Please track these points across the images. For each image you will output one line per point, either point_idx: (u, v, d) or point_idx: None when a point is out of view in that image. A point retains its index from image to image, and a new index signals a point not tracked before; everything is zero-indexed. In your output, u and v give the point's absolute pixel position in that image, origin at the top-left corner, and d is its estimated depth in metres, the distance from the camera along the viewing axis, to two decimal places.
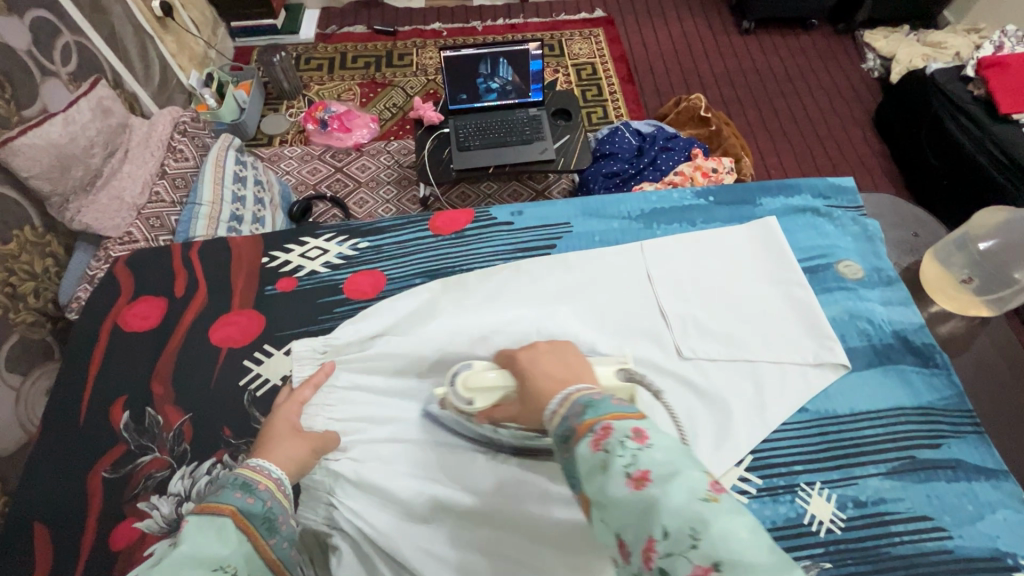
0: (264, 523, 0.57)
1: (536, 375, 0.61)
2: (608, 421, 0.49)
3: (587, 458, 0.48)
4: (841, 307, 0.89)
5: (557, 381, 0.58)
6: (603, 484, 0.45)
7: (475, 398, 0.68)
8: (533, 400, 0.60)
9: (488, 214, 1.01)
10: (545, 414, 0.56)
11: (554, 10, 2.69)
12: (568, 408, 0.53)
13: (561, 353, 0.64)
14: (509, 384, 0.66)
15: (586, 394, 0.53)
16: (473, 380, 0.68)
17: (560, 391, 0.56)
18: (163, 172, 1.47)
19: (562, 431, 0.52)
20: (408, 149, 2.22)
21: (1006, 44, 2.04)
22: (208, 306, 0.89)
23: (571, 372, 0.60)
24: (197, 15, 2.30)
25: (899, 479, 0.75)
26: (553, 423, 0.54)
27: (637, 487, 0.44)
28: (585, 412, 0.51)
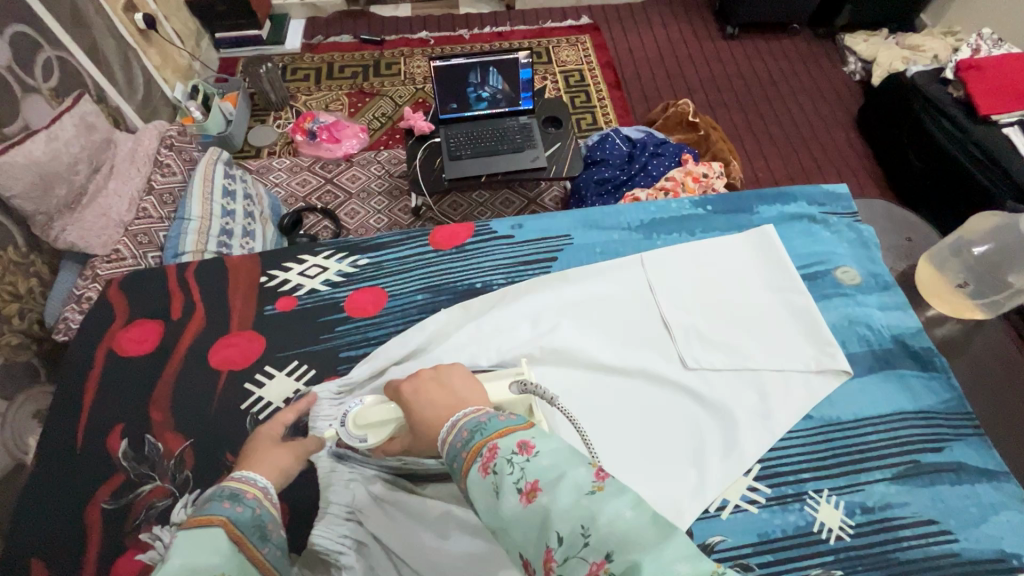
0: (256, 530, 0.56)
1: (419, 403, 0.60)
2: (494, 440, 0.49)
3: (478, 484, 0.48)
4: (840, 313, 0.90)
5: (445, 410, 0.58)
6: (498, 505, 0.46)
7: (368, 434, 0.73)
8: (420, 433, 0.60)
9: (488, 227, 1.00)
10: (437, 444, 0.55)
11: (540, 17, 2.71)
12: (455, 435, 0.53)
13: (445, 376, 0.62)
14: (400, 415, 0.72)
15: (472, 417, 0.53)
16: (363, 418, 0.73)
17: (451, 417, 0.56)
18: (150, 188, 1.45)
19: (452, 460, 0.52)
20: (398, 159, 2.21)
21: (982, 46, 2.09)
22: (206, 328, 0.88)
23: (455, 398, 0.59)
24: (180, 26, 2.27)
25: (904, 483, 0.76)
26: (444, 451, 0.53)
27: (528, 500, 0.44)
28: (471, 437, 0.51)
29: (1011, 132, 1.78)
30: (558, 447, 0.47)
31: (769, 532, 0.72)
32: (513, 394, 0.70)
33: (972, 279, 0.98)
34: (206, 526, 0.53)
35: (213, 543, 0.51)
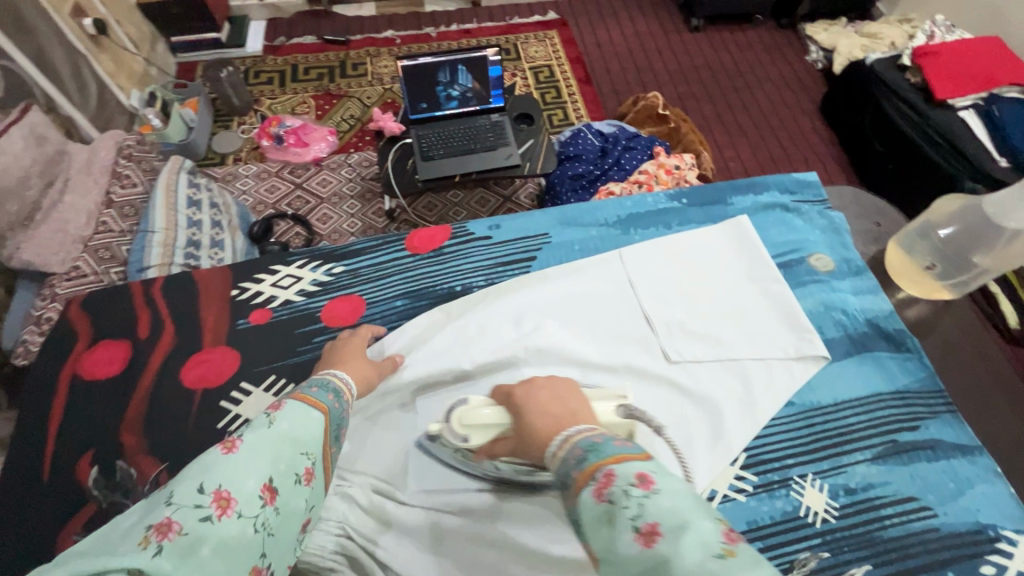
0: (337, 430, 0.62)
1: (529, 410, 0.60)
2: (610, 466, 0.47)
3: (591, 509, 0.46)
4: (816, 299, 0.92)
5: (557, 420, 0.58)
6: (613, 540, 0.43)
7: (472, 436, 0.67)
8: (525, 438, 0.59)
9: (465, 229, 0.99)
10: (547, 454, 0.55)
11: (507, 14, 2.69)
12: (567, 450, 0.52)
13: (556, 389, 0.63)
14: (503, 423, 0.66)
15: (586, 436, 0.52)
16: (469, 419, 0.67)
17: (562, 431, 0.55)
18: (109, 201, 1.38)
19: (563, 477, 0.50)
20: (369, 161, 2.17)
21: (936, 33, 2.16)
22: (176, 346, 0.84)
23: (565, 408, 0.59)
24: (133, 31, 2.19)
25: (884, 463, 0.78)
26: (555, 465, 0.52)
27: (647, 543, 0.41)
28: (585, 457, 0.49)
29: (968, 115, 1.86)
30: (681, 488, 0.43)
31: (758, 520, 0.73)
32: (617, 417, 0.70)
33: (940, 261, 0.99)
34: (307, 407, 0.60)
35: (310, 422, 0.58)
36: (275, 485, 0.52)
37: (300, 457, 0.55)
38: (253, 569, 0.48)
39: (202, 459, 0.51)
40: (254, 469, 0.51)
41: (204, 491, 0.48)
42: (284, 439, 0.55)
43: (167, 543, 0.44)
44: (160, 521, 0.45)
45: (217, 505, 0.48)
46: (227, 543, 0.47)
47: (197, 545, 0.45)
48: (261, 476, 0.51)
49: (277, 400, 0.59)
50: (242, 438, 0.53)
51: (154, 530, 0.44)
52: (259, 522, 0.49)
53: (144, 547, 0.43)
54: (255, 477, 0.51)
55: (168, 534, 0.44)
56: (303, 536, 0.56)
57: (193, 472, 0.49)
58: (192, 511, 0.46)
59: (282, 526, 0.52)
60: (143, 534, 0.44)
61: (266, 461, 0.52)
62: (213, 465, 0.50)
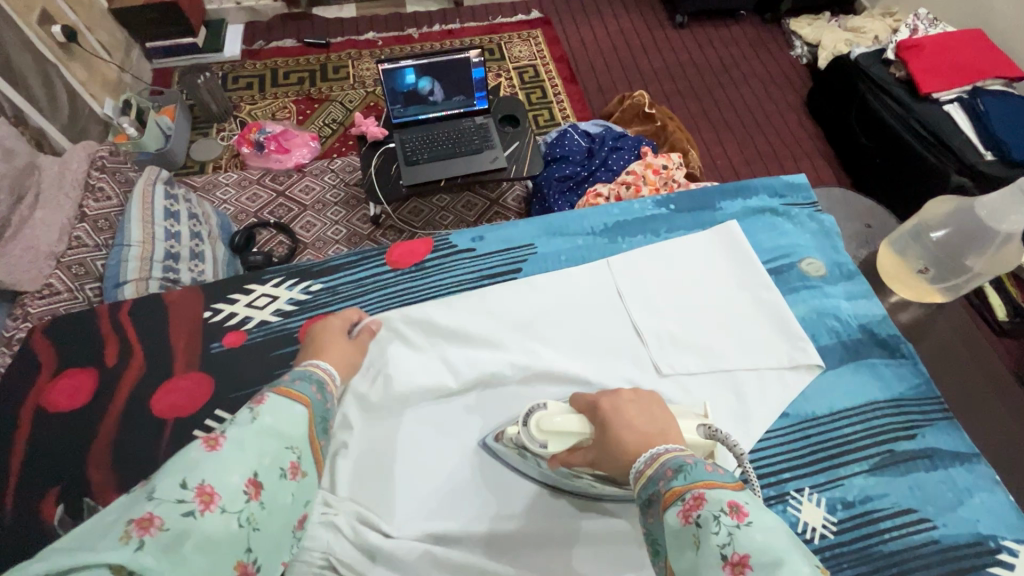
0: (320, 424, 0.62)
1: (619, 424, 0.60)
2: (699, 489, 0.49)
3: (677, 529, 0.48)
4: (808, 306, 0.90)
5: (645, 435, 0.59)
6: (698, 561, 0.45)
7: (549, 441, 0.67)
8: (609, 450, 0.60)
9: (447, 242, 0.96)
10: (632, 472, 0.57)
11: (490, 13, 2.65)
12: (656, 469, 0.54)
13: (644, 404, 0.64)
14: (585, 431, 0.65)
15: (677, 458, 0.54)
16: (547, 423, 0.67)
17: (649, 449, 0.57)
18: (82, 215, 1.34)
19: (650, 494, 0.53)
20: (353, 167, 2.13)
21: (920, 26, 2.16)
22: (145, 374, 0.80)
23: (655, 425, 0.60)
24: (105, 37, 2.13)
25: (882, 474, 0.76)
26: (642, 484, 0.55)
27: (734, 573, 0.43)
28: (675, 477, 0.51)
29: (952, 109, 1.85)
30: (774, 525, 0.44)
31: None
32: (699, 435, 0.65)
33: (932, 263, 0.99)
34: (291, 401, 0.59)
35: (294, 417, 0.58)
36: (260, 481, 0.52)
37: (285, 452, 0.55)
38: (239, 564, 0.48)
39: (183, 455, 0.49)
40: (239, 464, 0.50)
41: (187, 486, 0.46)
42: (267, 433, 0.54)
43: (149, 538, 0.43)
44: (142, 516, 0.43)
45: (199, 500, 0.46)
46: (213, 539, 0.46)
47: (182, 540, 0.44)
48: (246, 471, 0.51)
49: (258, 395, 0.58)
50: (225, 435, 0.52)
51: (134, 525, 0.43)
52: (244, 517, 0.49)
53: (124, 543, 0.42)
54: (240, 471, 0.50)
55: (150, 529, 0.43)
56: (295, 534, 0.56)
57: (175, 467, 0.48)
58: (175, 505, 0.45)
59: (269, 521, 0.52)
60: (122, 530, 0.43)
61: (251, 456, 0.51)
62: (194, 460, 0.48)
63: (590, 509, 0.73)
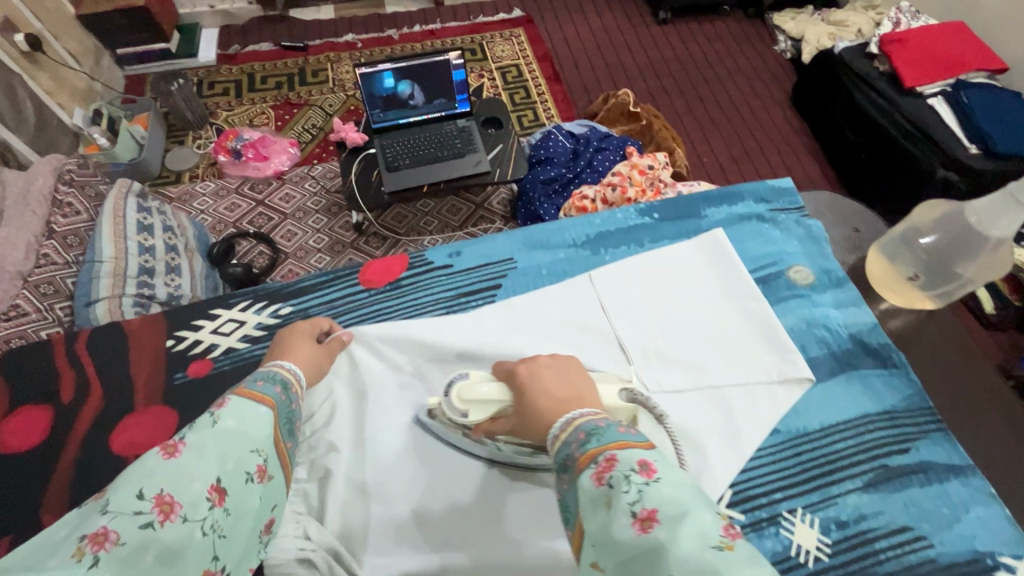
0: (287, 423, 0.61)
1: (535, 389, 0.60)
2: (612, 451, 0.48)
3: (589, 491, 0.47)
4: (797, 316, 0.87)
5: (562, 402, 0.58)
6: (609, 521, 0.45)
7: (470, 411, 0.66)
8: (528, 418, 0.59)
9: (423, 258, 0.92)
10: (547, 439, 0.56)
11: (471, 12, 2.60)
12: (570, 433, 0.53)
13: (562, 370, 0.63)
14: (505, 399, 0.64)
15: (590, 421, 0.53)
16: (466, 393, 0.65)
17: (563, 415, 0.56)
18: (50, 231, 1.30)
19: (562, 458, 0.52)
20: (333, 173, 2.08)
21: (902, 19, 2.14)
22: (104, 409, 0.76)
23: (573, 390, 0.60)
24: (73, 45, 2.05)
25: (876, 491, 0.73)
26: (555, 448, 0.54)
27: (643, 528, 0.43)
28: (587, 440, 0.51)
29: (936, 102, 1.83)
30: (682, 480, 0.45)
31: None
32: (621, 399, 0.67)
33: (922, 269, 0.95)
34: (254, 402, 0.58)
35: (259, 418, 0.56)
36: (223, 487, 0.51)
37: (250, 455, 0.53)
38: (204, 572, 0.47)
39: (140, 465, 0.48)
40: (198, 471, 0.49)
41: (143, 497, 0.46)
42: (229, 437, 0.53)
43: (105, 554, 0.43)
44: (97, 530, 0.44)
45: (158, 510, 0.46)
46: (173, 549, 0.46)
47: (140, 553, 0.44)
48: (207, 478, 0.50)
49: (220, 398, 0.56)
50: (185, 440, 0.51)
51: (89, 541, 0.43)
52: (207, 525, 0.48)
53: (78, 560, 0.42)
54: (202, 478, 0.49)
55: (104, 545, 0.43)
56: (263, 537, 0.55)
57: (131, 478, 0.47)
58: (132, 518, 0.45)
59: (234, 527, 0.51)
60: (76, 546, 0.43)
61: (212, 462, 0.50)
62: (151, 470, 0.48)
63: (526, 479, 0.72)
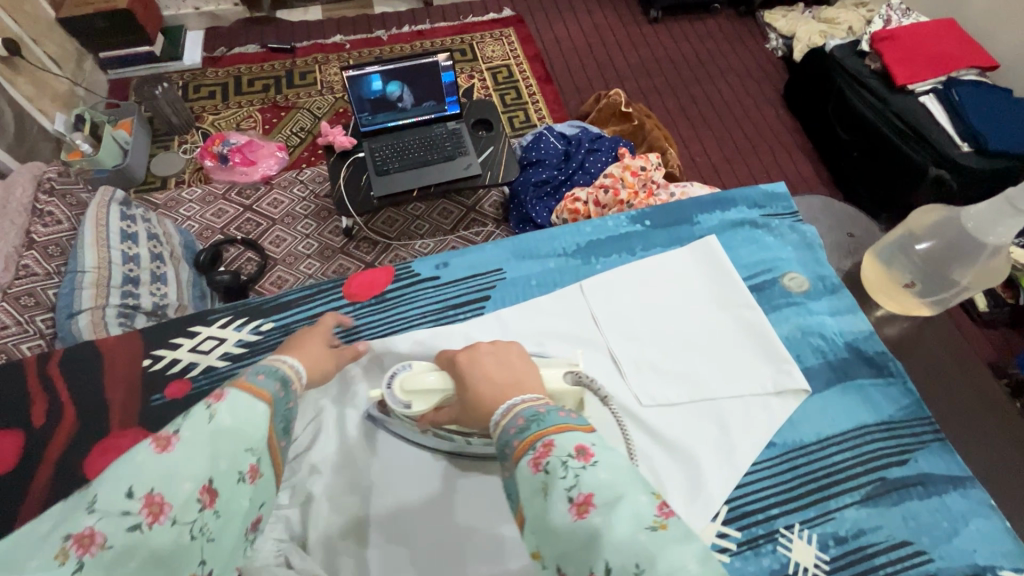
0: (284, 421, 0.55)
1: (475, 376, 0.57)
2: (550, 435, 0.46)
3: (527, 479, 0.45)
4: (792, 324, 0.85)
5: (504, 387, 0.54)
6: (545, 508, 0.43)
7: (413, 401, 0.64)
8: (470, 407, 0.56)
9: (409, 270, 0.90)
10: (489, 425, 0.53)
11: (461, 12, 2.57)
12: (509, 419, 0.50)
13: (504, 355, 0.59)
14: (447, 387, 0.62)
15: (530, 405, 0.50)
16: (410, 383, 0.64)
17: (504, 400, 0.53)
18: (31, 241, 1.27)
19: (502, 444, 0.49)
20: (322, 177, 2.05)
21: (893, 16, 2.13)
22: (78, 433, 0.73)
23: (512, 375, 0.56)
24: (53, 49, 2.01)
25: (874, 505, 0.72)
26: (496, 434, 0.51)
27: (580, 514, 0.41)
28: (526, 426, 0.48)
29: (927, 100, 1.83)
30: (620, 463, 0.43)
31: None
32: (565, 383, 0.64)
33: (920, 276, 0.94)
34: (252, 397, 0.52)
35: (256, 418, 0.51)
36: (215, 487, 0.47)
37: (243, 455, 0.49)
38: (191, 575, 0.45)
39: (128, 460, 0.44)
40: (190, 471, 0.45)
41: (133, 497, 0.42)
42: (225, 436, 0.48)
43: (91, 558, 0.40)
44: (83, 530, 0.40)
45: (147, 511, 0.43)
46: (161, 552, 0.43)
47: (127, 557, 0.41)
48: (199, 479, 0.46)
49: (216, 389, 0.51)
50: (178, 434, 0.46)
51: (74, 542, 0.40)
52: (196, 528, 0.45)
53: (61, 562, 0.39)
54: (193, 480, 0.45)
55: (90, 548, 0.40)
56: (249, 536, 0.51)
57: (119, 472, 0.43)
58: (119, 520, 0.41)
59: (223, 529, 0.48)
60: (60, 546, 0.40)
61: (203, 462, 0.46)
62: (139, 468, 0.43)
63: (480, 468, 0.72)
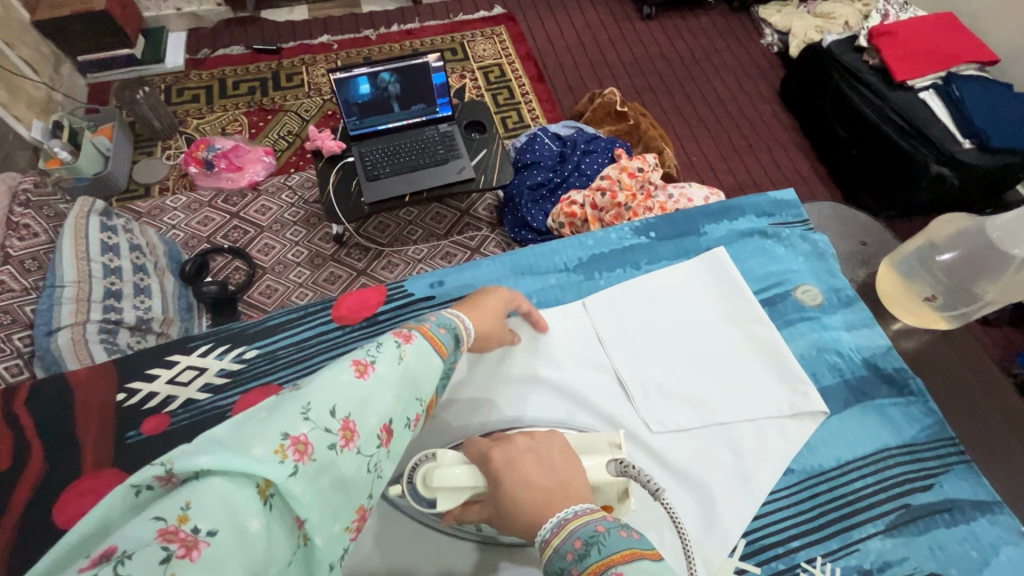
0: (441, 380, 0.58)
1: (513, 479, 0.52)
2: (617, 567, 0.45)
3: None
4: (806, 341, 0.81)
5: (546, 493, 0.52)
6: None
7: (439, 498, 0.56)
8: (505, 512, 0.52)
9: (403, 290, 0.85)
10: (535, 542, 0.51)
11: (450, 10, 2.51)
12: (563, 541, 0.48)
13: (542, 450, 0.56)
14: (477, 484, 0.55)
15: (587, 524, 0.49)
16: (437, 478, 0.56)
17: (551, 515, 0.50)
18: (5, 256, 1.19)
19: (558, 570, 0.48)
20: (311, 182, 1.99)
21: (891, 11, 2.09)
22: (50, 477, 0.68)
23: (554, 478, 0.53)
24: (28, 52, 1.92)
25: (899, 535, 0.67)
26: (546, 555, 0.49)
27: None
28: (586, 552, 0.47)
29: (927, 96, 1.79)
30: None
31: None
32: (609, 474, 0.59)
33: (942, 292, 0.97)
34: (432, 349, 0.55)
35: (432, 370, 0.54)
36: (392, 428, 0.48)
37: (412, 404, 0.51)
38: (359, 507, 0.45)
39: (334, 377, 0.46)
40: (378, 405, 0.47)
41: (335, 416, 0.44)
42: (404, 379, 0.50)
43: (302, 465, 0.40)
44: (299, 435, 0.41)
45: (341, 433, 0.44)
46: (344, 477, 0.43)
47: (323, 473, 0.41)
48: (383, 416, 0.47)
49: (405, 332, 0.54)
50: (374, 365, 0.49)
51: (292, 444, 0.40)
52: (371, 462, 0.46)
53: (281, 459, 0.39)
54: (377, 415, 0.47)
55: (304, 455, 0.41)
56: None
57: (327, 387, 0.45)
58: (324, 435, 0.42)
59: (388, 466, 0.48)
60: (280, 443, 0.40)
61: (388, 400, 0.48)
62: (345, 387, 0.46)
63: (509, 557, 0.65)
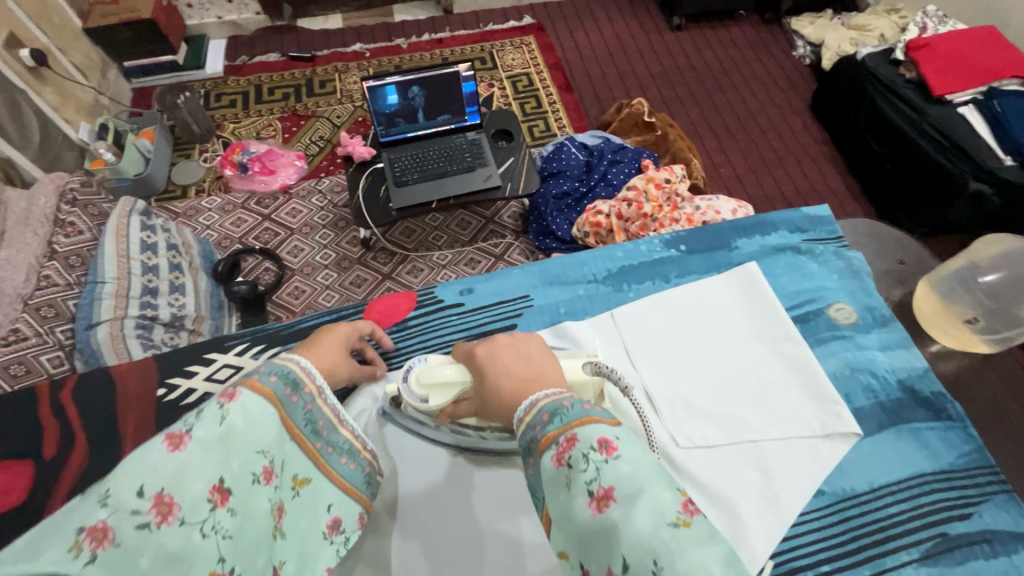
0: (307, 424, 0.56)
1: (495, 370, 0.58)
2: (574, 430, 0.46)
3: (551, 473, 0.46)
4: (840, 360, 0.80)
5: (525, 380, 0.56)
6: (569, 501, 0.44)
7: (431, 395, 0.66)
8: (490, 400, 0.57)
9: (432, 295, 0.86)
10: (514, 422, 0.54)
11: (481, 20, 2.55)
12: (534, 416, 0.51)
13: (523, 346, 0.60)
14: (464, 379, 0.64)
15: (554, 400, 0.51)
16: (428, 376, 0.66)
17: (528, 396, 0.54)
18: (52, 252, 1.22)
19: (528, 441, 0.50)
20: (341, 187, 2.03)
21: (929, 24, 2.05)
22: (91, 466, 0.71)
23: (533, 370, 0.57)
24: (79, 59, 2.01)
25: (935, 565, 0.65)
26: (521, 430, 0.52)
27: (599, 509, 0.41)
28: (550, 421, 0.49)
29: (967, 111, 1.74)
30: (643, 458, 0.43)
31: None
32: (586, 372, 0.65)
33: (982, 315, 0.96)
34: (263, 400, 0.49)
35: (268, 420, 0.48)
36: (228, 486, 0.43)
37: (256, 456, 0.47)
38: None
39: (139, 458, 0.40)
40: (203, 468, 0.42)
41: (143, 496, 0.38)
42: (239, 435, 0.45)
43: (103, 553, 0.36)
44: (95, 523, 0.37)
45: (157, 511, 0.39)
46: (173, 551, 0.38)
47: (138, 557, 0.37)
48: (211, 476, 0.42)
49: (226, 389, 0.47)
50: (191, 432, 0.43)
51: (88, 535, 0.36)
52: (209, 528, 0.41)
53: (75, 556, 0.36)
54: (204, 477, 0.41)
55: (103, 542, 0.36)
56: (333, 539, 0.58)
57: (127, 469, 0.39)
58: (130, 517, 0.37)
59: (243, 528, 0.44)
60: (73, 540, 0.36)
61: (218, 459, 0.43)
62: (153, 464, 0.40)
63: (497, 464, 0.72)
